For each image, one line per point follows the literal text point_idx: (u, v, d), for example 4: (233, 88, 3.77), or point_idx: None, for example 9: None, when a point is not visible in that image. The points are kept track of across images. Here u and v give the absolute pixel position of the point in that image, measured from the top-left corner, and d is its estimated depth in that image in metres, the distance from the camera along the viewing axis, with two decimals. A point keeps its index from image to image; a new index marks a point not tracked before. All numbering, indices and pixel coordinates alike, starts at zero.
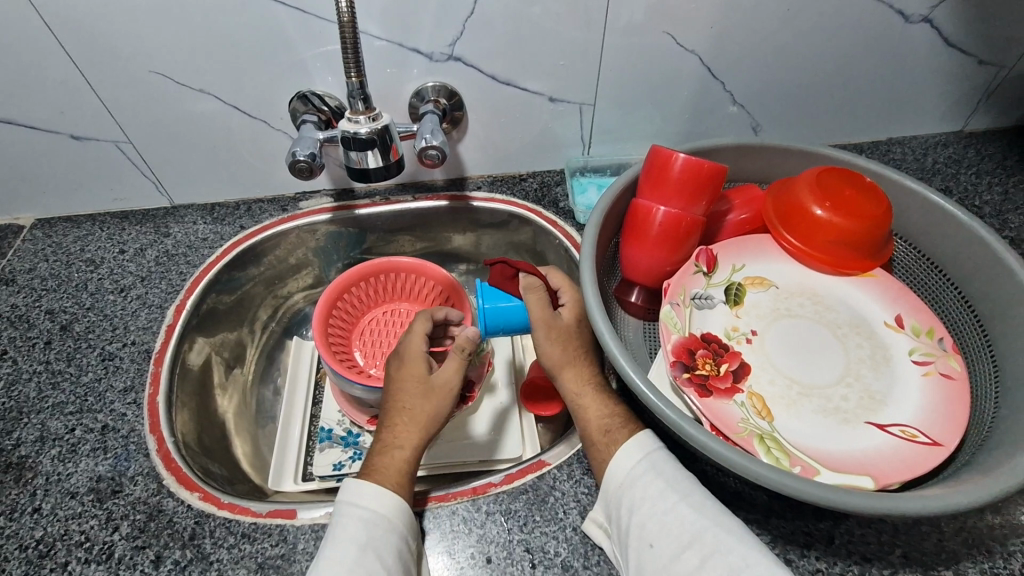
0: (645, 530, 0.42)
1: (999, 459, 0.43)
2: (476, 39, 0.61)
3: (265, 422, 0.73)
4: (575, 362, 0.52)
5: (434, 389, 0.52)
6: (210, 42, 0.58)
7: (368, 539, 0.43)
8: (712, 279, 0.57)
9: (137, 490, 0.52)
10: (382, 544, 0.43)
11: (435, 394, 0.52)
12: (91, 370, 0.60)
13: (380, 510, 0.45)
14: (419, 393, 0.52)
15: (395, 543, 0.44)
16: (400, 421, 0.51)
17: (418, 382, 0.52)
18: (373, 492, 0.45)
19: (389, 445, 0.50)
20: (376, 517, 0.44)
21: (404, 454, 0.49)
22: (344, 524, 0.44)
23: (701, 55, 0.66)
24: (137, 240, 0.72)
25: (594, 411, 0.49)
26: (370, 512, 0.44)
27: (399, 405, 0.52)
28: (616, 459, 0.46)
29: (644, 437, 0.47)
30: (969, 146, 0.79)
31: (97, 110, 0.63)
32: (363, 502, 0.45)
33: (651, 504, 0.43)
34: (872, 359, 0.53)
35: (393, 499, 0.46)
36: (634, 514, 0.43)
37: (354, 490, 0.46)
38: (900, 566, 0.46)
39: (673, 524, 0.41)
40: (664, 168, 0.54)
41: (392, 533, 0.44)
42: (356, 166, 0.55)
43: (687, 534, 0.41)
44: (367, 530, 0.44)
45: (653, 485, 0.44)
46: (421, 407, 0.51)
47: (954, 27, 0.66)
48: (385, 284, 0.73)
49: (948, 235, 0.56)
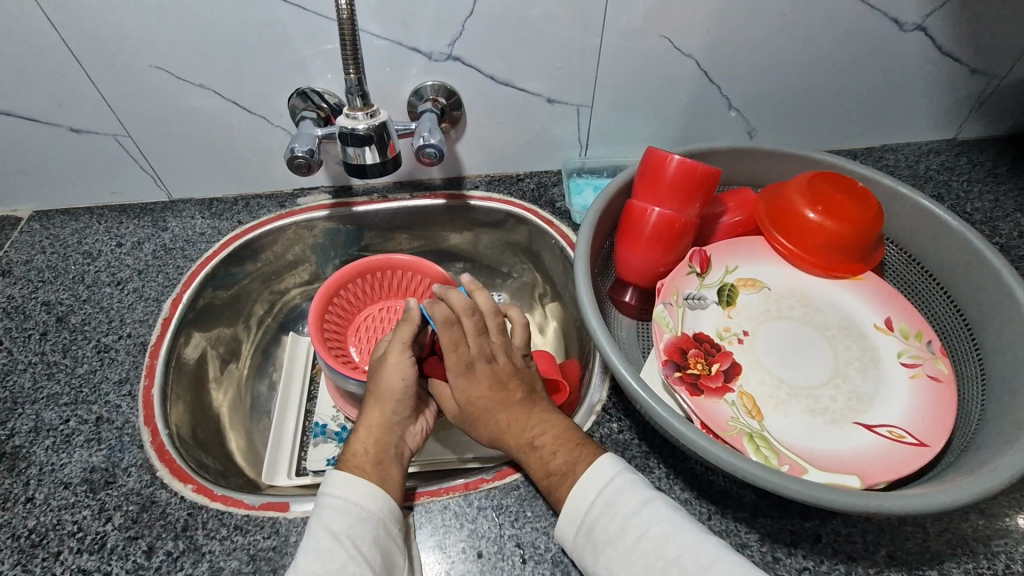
0: (616, 568, 0.42)
1: (984, 460, 0.44)
2: (475, 39, 0.62)
3: (260, 417, 0.73)
4: (492, 419, 0.49)
5: (387, 367, 0.52)
6: (211, 37, 0.59)
7: (345, 530, 0.44)
8: (705, 280, 0.58)
9: (131, 481, 0.52)
10: (357, 533, 0.44)
11: (388, 371, 0.52)
12: (86, 362, 0.60)
13: (351, 498, 0.45)
14: (377, 376, 0.53)
15: (370, 530, 0.44)
16: (367, 406, 0.52)
17: (377, 364, 0.53)
18: (342, 482, 0.46)
19: (355, 432, 0.51)
20: (349, 507, 0.45)
21: (369, 437, 0.50)
22: (319, 516, 0.45)
23: (697, 60, 0.67)
24: (135, 233, 0.72)
25: (536, 460, 0.48)
26: (341, 502, 0.45)
27: (365, 392, 0.53)
28: (572, 500, 0.44)
29: (603, 463, 0.45)
30: (961, 154, 0.80)
31: (97, 103, 0.63)
32: (336, 493, 0.45)
33: (622, 535, 0.42)
34: (861, 361, 0.53)
35: (362, 485, 0.46)
36: (604, 554, 0.42)
37: (327, 483, 0.46)
38: (885, 566, 0.47)
39: (643, 559, 0.41)
40: (659, 170, 0.55)
41: (366, 521, 0.44)
42: (353, 162, 0.55)
43: (658, 568, 0.40)
44: (341, 521, 0.44)
45: (619, 519, 0.43)
46: (380, 392, 0.52)
47: (947, 37, 0.67)
48: (381, 281, 0.73)
49: (938, 239, 0.57)
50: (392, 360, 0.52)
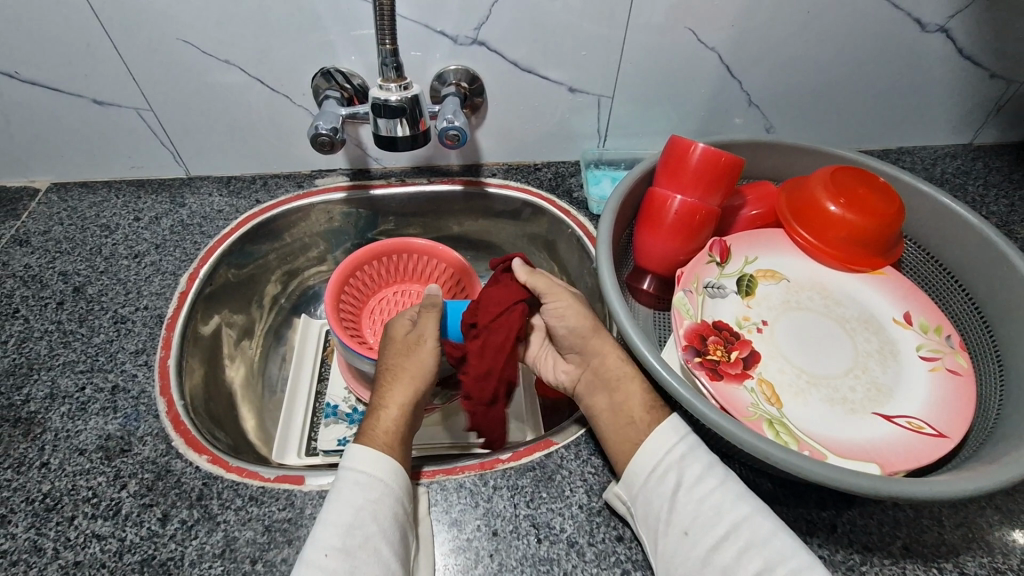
0: (679, 519, 0.43)
1: (1002, 452, 0.44)
2: (500, 24, 0.62)
3: (270, 396, 0.73)
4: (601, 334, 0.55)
5: (421, 347, 0.54)
6: (237, 13, 0.59)
7: (364, 503, 0.44)
8: (725, 270, 0.58)
9: (146, 451, 0.52)
10: (379, 507, 0.44)
11: (422, 352, 0.54)
12: (103, 331, 0.60)
13: (375, 473, 0.45)
14: (408, 355, 0.54)
15: (391, 506, 0.44)
16: (394, 382, 0.52)
17: (406, 343, 0.55)
18: (367, 457, 0.46)
19: (381, 408, 0.51)
20: (373, 482, 0.45)
21: (393, 415, 0.50)
22: (341, 488, 0.44)
23: (720, 53, 0.67)
24: (152, 208, 0.72)
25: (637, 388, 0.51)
26: (366, 477, 0.45)
27: (390, 371, 0.53)
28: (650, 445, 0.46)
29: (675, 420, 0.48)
30: (977, 158, 0.80)
31: (122, 77, 0.64)
32: (360, 468, 0.45)
33: (692, 489, 0.44)
34: (880, 354, 0.54)
35: (387, 462, 0.46)
36: (667, 503, 0.44)
37: (350, 457, 0.46)
38: (901, 557, 0.47)
39: (710, 514, 0.43)
40: (682, 157, 0.55)
41: (389, 497, 0.45)
42: (384, 134, 0.56)
43: (723, 526, 0.42)
44: (364, 495, 0.44)
45: (690, 472, 0.45)
46: (410, 367, 0.53)
47: (969, 39, 0.67)
48: (397, 264, 0.73)
49: (958, 237, 0.57)
50: (427, 342, 0.54)
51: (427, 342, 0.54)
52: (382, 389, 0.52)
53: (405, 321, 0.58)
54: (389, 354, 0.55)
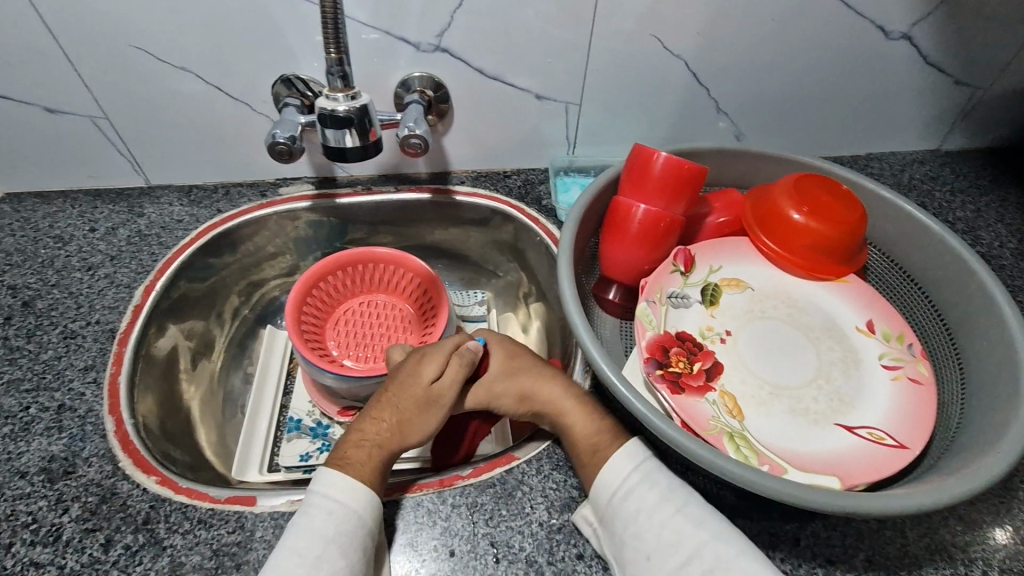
0: (644, 542, 0.43)
1: (961, 463, 0.44)
2: (464, 31, 0.61)
3: (232, 411, 0.71)
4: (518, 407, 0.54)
5: (440, 403, 0.52)
6: (193, 18, 0.57)
7: (334, 534, 0.42)
8: (689, 279, 0.57)
9: (91, 472, 0.50)
10: (349, 539, 0.42)
11: (434, 410, 0.51)
12: (51, 348, 0.58)
13: (349, 504, 0.44)
14: (418, 408, 0.51)
15: (361, 540, 0.43)
16: (384, 419, 0.50)
17: (425, 393, 0.51)
18: (345, 486, 0.45)
19: (366, 441, 0.49)
20: (347, 514, 0.43)
21: (384, 455, 0.48)
22: (312, 516, 0.43)
23: (687, 60, 0.66)
24: (109, 218, 0.70)
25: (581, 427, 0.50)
26: (339, 507, 0.44)
27: (389, 406, 0.51)
28: (604, 475, 0.47)
29: (630, 447, 0.48)
30: (945, 165, 0.80)
31: (74, 83, 0.62)
32: (335, 497, 0.44)
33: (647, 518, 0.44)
34: (843, 362, 0.53)
35: (366, 494, 0.45)
36: (630, 527, 0.44)
37: (327, 483, 0.45)
38: (863, 570, 0.46)
39: (671, 537, 0.43)
40: (646, 166, 0.54)
41: (361, 529, 0.43)
42: (333, 145, 0.54)
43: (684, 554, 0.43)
44: (335, 526, 0.43)
45: (652, 496, 0.45)
46: (411, 413, 0.51)
47: (934, 46, 0.67)
48: (362, 274, 0.72)
49: (921, 245, 0.57)
50: (442, 400, 0.52)
51: (445, 401, 0.52)
52: (378, 424, 0.50)
53: (432, 370, 0.52)
54: (404, 392, 0.51)
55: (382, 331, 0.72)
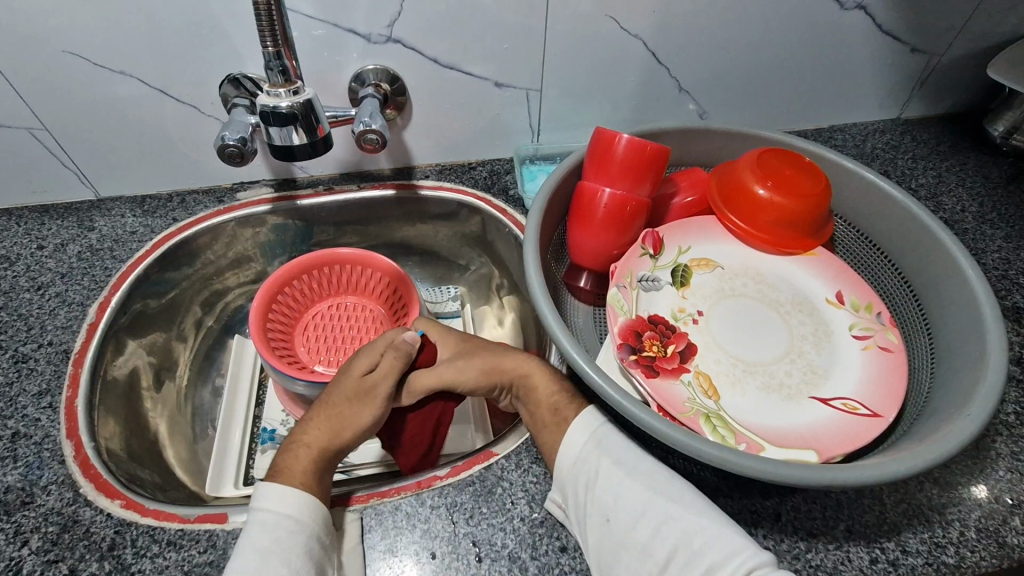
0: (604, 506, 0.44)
1: (935, 426, 0.44)
2: (414, 20, 0.59)
3: (203, 427, 0.69)
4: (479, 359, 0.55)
5: (374, 396, 0.51)
6: (126, 18, 0.54)
7: (272, 543, 0.41)
8: (658, 262, 0.57)
9: (51, 500, 0.48)
10: (289, 547, 0.42)
11: (364, 408, 0.51)
12: (2, 373, 0.55)
13: (285, 511, 0.43)
14: (351, 405, 0.51)
15: (303, 543, 0.42)
16: (319, 420, 0.50)
17: (355, 387, 0.51)
18: (275, 495, 0.44)
19: (300, 443, 0.49)
20: (283, 522, 0.43)
21: (317, 454, 0.48)
22: (250, 534, 0.42)
23: (645, 41, 0.65)
24: (58, 234, 0.67)
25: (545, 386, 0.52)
26: (273, 517, 0.43)
27: (323, 403, 0.52)
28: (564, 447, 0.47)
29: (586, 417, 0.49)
30: (906, 133, 0.81)
31: (5, 94, 0.58)
32: (270, 507, 0.43)
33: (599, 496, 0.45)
34: (815, 336, 0.54)
35: (299, 499, 0.44)
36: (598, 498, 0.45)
37: (260, 496, 0.44)
38: (843, 540, 0.46)
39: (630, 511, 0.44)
40: (608, 149, 0.53)
41: (299, 532, 0.43)
42: (279, 144, 0.52)
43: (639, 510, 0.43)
44: (272, 537, 0.42)
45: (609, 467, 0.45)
46: (346, 412, 0.51)
47: (888, 15, 0.67)
48: (329, 276, 0.70)
49: (886, 214, 0.57)
50: (376, 399, 0.51)
51: (379, 393, 0.51)
52: (316, 423, 0.50)
53: (365, 363, 0.53)
54: (338, 391, 0.52)
55: (353, 334, 0.70)
